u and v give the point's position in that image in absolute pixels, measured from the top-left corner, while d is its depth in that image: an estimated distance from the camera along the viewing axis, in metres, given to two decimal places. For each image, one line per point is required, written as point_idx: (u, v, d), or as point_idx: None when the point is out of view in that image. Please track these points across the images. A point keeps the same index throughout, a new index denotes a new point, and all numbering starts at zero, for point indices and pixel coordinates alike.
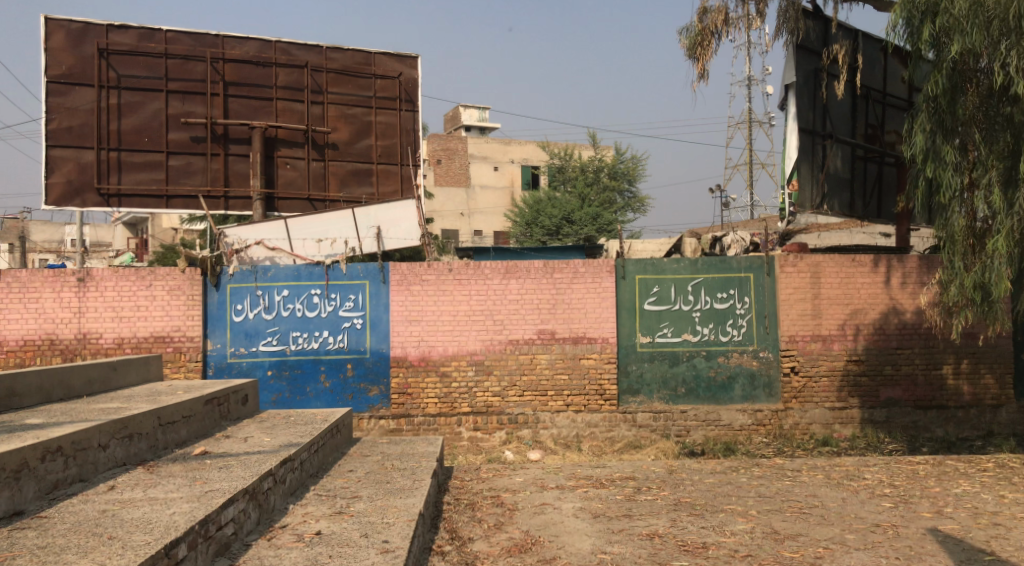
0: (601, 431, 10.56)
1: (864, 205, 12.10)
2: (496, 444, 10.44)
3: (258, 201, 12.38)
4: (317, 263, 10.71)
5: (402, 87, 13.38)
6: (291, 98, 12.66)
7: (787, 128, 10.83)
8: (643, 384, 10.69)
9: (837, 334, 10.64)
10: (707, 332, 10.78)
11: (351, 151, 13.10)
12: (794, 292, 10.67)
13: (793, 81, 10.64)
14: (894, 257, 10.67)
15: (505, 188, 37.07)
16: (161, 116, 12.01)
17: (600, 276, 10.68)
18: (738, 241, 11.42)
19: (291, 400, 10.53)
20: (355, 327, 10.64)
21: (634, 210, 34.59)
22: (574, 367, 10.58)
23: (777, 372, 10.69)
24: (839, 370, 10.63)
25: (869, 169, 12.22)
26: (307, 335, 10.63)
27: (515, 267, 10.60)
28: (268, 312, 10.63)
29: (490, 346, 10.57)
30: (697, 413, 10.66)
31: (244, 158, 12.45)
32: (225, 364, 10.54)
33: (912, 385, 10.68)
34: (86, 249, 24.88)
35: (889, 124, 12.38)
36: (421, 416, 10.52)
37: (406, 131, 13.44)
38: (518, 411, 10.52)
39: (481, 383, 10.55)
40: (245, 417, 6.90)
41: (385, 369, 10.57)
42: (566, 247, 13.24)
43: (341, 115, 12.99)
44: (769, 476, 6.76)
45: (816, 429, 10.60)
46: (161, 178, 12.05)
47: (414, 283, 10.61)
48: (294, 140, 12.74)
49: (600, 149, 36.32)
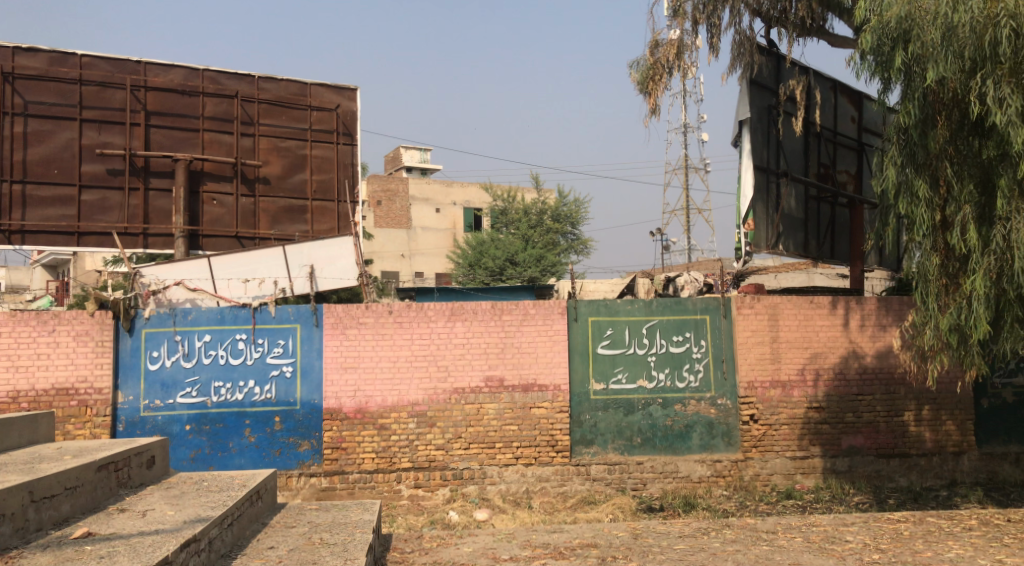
0: (553, 485, 9.84)
1: (818, 245, 11.79)
2: (438, 502, 9.61)
3: (180, 239, 11.42)
4: (243, 305, 9.79)
5: (340, 119, 12.67)
6: (219, 130, 11.82)
7: (742, 166, 10.44)
8: (597, 435, 10.01)
9: (796, 379, 10.18)
10: (663, 378, 10.20)
11: (283, 186, 12.28)
12: (752, 335, 10.18)
13: (747, 117, 10.24)
14: (852, 299, 10.32)
15: (447, 230, 36.42)
16: (73, 146, 11.03)
17: (550, 319, 10.03)
18: (692, 281, 10.93)
19: (212, 458, 9.52)
20: (285, 376, 9.72)
21: (576, 253, 34.07)
22: (523, 418, 9.85)
23: (735, 421, 10.15)
24: (800, 418, 10.14)
25: (822, 209, 11.94)
26: (230, 385, 9.67)
27: (461, 308, 9.89)
28: (188, 359, 9.65)
29: (432, 395, 9.78)
30: (653, 464, 10.04)
31: (166, 193, 11.52)
32: (137, 418, 9.48)
33: (874, 433, 10.25)
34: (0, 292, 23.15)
35: (841, 163, 12.17)
36: (357, 473, 9.62)
37: (343, 165, 12.69)
38: (463, 465, 9.73)
39: (423, 436, 9.72)
40: (151, 483, 5.92)
41: (317, 422, 9.66)
42: (515, 288, 12.65)
43: (273, 147, 12.19)
44: (744, 541, 6.13)
45: (777, 480, 10.06)
46: (72, 214, 11.02)
47: (350, 327, 9.78)
48: (222, 174, 11.88)
49: (542, 191, 36.08)
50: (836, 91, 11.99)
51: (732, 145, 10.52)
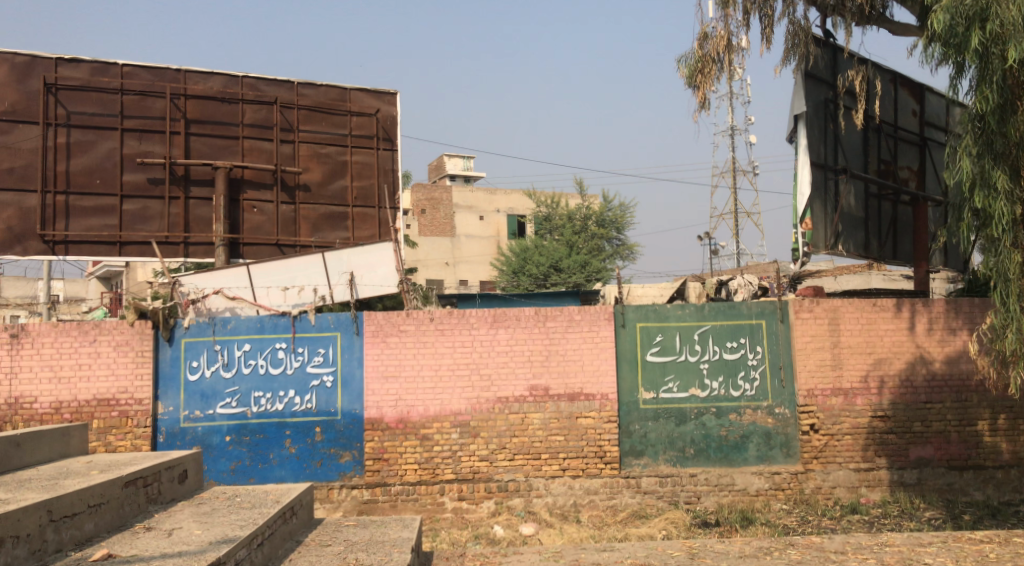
0: (602, 499, 9.43)
1: (879, 245, 11.20)
2: (483, 515, 9.28)
3: (221, 247, 11.33)
4: (282, 313, 9.61)
5: (380, 124, 12.49)
6: (258, 137, 11.72)
7: (798, 162, 9.93)
8: (647, 446, 9.58)
9: (859, 387, 9.62)
10: (716, 386, 9.73)
11: (324, 193, 12.13)
12: (811, 340, 9.65)
13: (803, 111, 9.75)
14: (918, 301, 9.73)
15: (491, 238, 36.20)
16: (115, 156, 11.02)
17: (596, 324, 9.65)
18: (746, 285, 10.48)
19: (252, 469, 9.33)
20: (325, 385, 9.51)
21: (623, 258, 33.51)
22: (570, 428, 9.47)
23: (794, 431, 9.63)
24: (864, 428, 9.57)
25: (883, 207, 11.34)
26: (270, 395, 9.48)
27: (504, 315, 9.57)
28: (228, 369, 9.49)
29: (475, 405, 9.46)
30: (707, 477, 9.56)
31: (207, 201, 11.45)
32: (178, 429, 9.34)
33: (944, 443, 9.62)
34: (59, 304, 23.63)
35: (902, 159, 11.55)
36: (399, 486, 9.34)
37: (384, 171, 12.50)
38: (508, 477, 9.38)
39: (466, 447, 9.40)
40: (181, 498, 5.66)
41: (358, 433, 9.41)
42: (559, 293, 12.30)
43: (313, 154, 12.06)
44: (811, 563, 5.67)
45: (841, 494, 9.49)
46: (114, 223, 11.00)
47: (391, 335, 9.53)
48: (262, 181, 11.76)
49: (586, 196, 35.62)
50: (896, 84, 11.41)
51: (786, 141, 10.02)
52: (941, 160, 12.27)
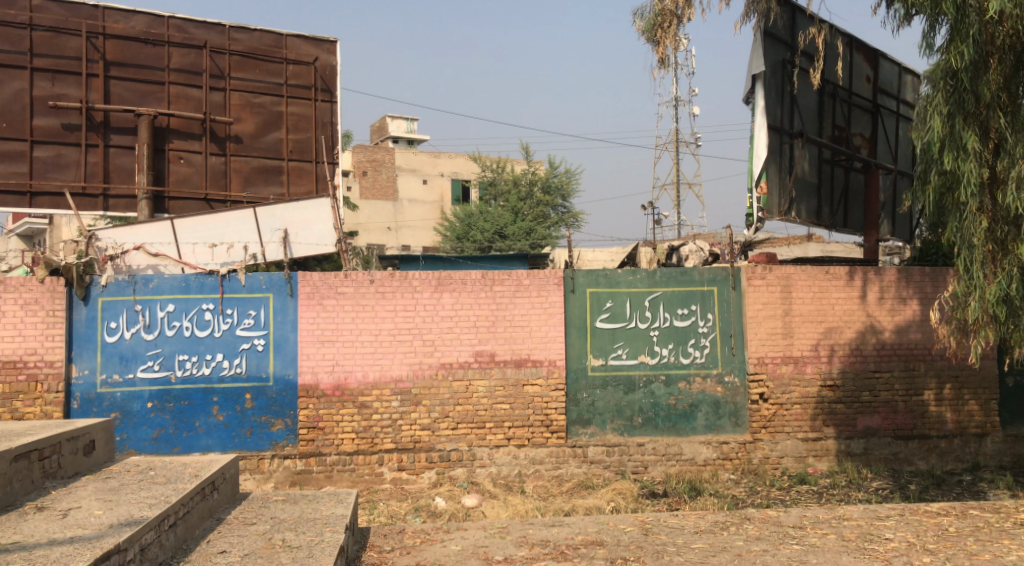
0: (548, 469, 9.11)
1: (831, 212, 11.04)
2: (424, 486, 8.87)
3: (143, 200, 10.53)
4: (210, 272, 8.93)
5: (318, 74, 11.76)
6: (186, 83, 10.87)
7: (755, 124, 9.62)
8: (595, 414, 9.28)
9: (810, 355, 9.47)
10: (666, 354, 9.46)
11: (257, 145, 11.38)
12: (763, 308, 9.43)
13: (761, 71, 9.44)
14: (871, 270, 9.60)
15: (435, 203, 35.51)
16: (24, 98, 10.08)
17: (546, 289, 9.25)
18: (696, 251, 10.17)
19: (176, 438, 8.71)
20: (256, 349, 8.90)
21: (568, 225, 32.97)
22: (516, 396, 9.09)
23: (743, 400, 9.44)
24: (813, 397, 9.44)
25: (836, 174, 11.17)
26: (196, 359, 8.84)
27: (448, 278, 9.09)
28: (149, 331, 8.80)
29: (417, 371, 9.00)
30: (655, 446, 9.31)
31: (129, 151, 10.59)
32: (94, 395, 8.64)
33: (891, 413, 9.57)
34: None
35: (855, 126, 11.38)
36: (335, 455, 8.85)
37: (321, 124, 11.80)
38: (450, 447, 8.98)
39: (407, 415, 8.95)
40: (87, 472, 5.06)
41: (292, 400, 8.86)
42: (507, 257, 11.87)
43: (245, 103, 11.27)
44: (770, 538, 5.43)
45: (788, 464, 9.37)
46: (23, 172, 10.11)
47: (327, 297, 8.95)
48: (190, 131, 10.94)
49: (532, 162, 35.09)
50: (852, 48, 11.20)
51: (743, 102, 9.71)
52: (892, 128, 12.16)
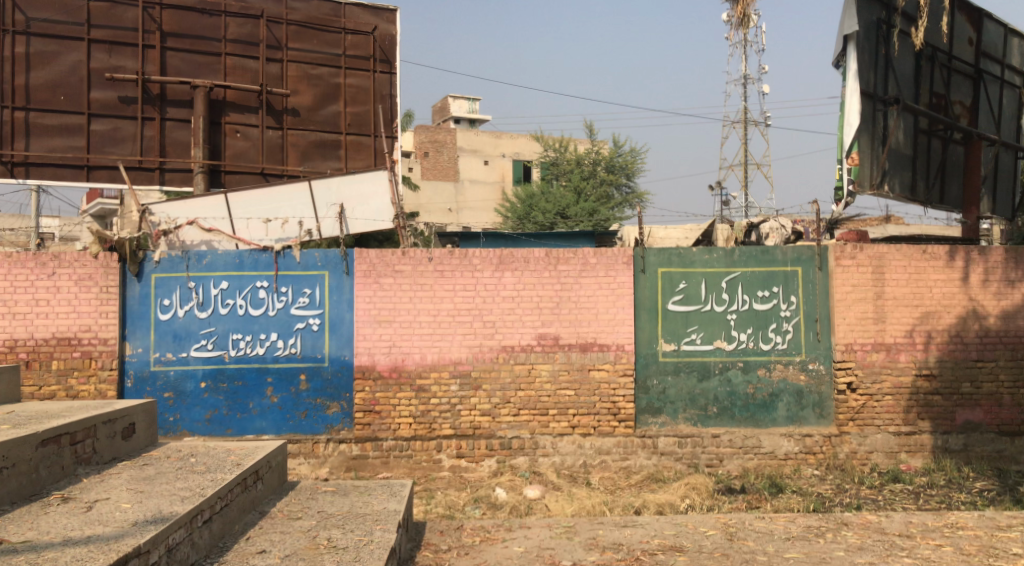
0: (615, 459, 8.54)
1: (927, 187, 10.12)
2: (484, 475, 8.43)
3: (199, 175, 10.30)
4: (264, 249, 8.60)
5: (377, 44, 11.32)
6: (243, 54, 10.58)
7: (846, 90, 8.80)
8: (666, 403, 8.68)
9: (904, 342, 8.66)
10: (744, 339, 8.77)
11: (314, 118, 11.02)
12: (852, 290, 8.65)
13: (853, 31, 8.61)
14: (974, 249, 8.71)
15: (496, 183, 35.03)
16: (81, 70, 9.91)
17: (614, 269, 8.65)
18: (778, 229, 9.39)
19: (230, 419, 8.43)
20: (311, 329, 8.55)
21: (632, 206, 32.10)
22: (581, 381, 8.54)
23: (829, 390, 8.70)
24: (907, 388, 8.64)
25: (933, 145, 10.23)
26: (250, 338, 8.54)
27: (510, 256, 8.57)
28: (203, 309, 8.53)
29: (477, 354, 8.52)
30: (732, 438, 8.66)
31: (185, 124, 10.36)
32: (148, 373, 8.42)
33: (995, 407, 8.71)
34: (52, 236, 22.87)
35: (954, 93, 10.40)
36: (392, 440, 8.46)
37: (380, 96, 11.37)
38: (512, 434, 8.50)
39: (466, 400, 8.49)
40: (125, 457, 4.73)
41: (347, 382, 8.50)
42: (572, 236, 11.30)
43: (303, 76, 10.92)
44: (876, 549, 4.79)
45: (878, 460, 8.60)
46: (80, 145, 9.95)
47: (384, 275, 8.54)
48: (246, 104, 10.66)
49: (596, 141, 34.23)
50: (953, 7, 10.21)
51: (832, 67, 8.88)
52: (995, 96, 11.10)
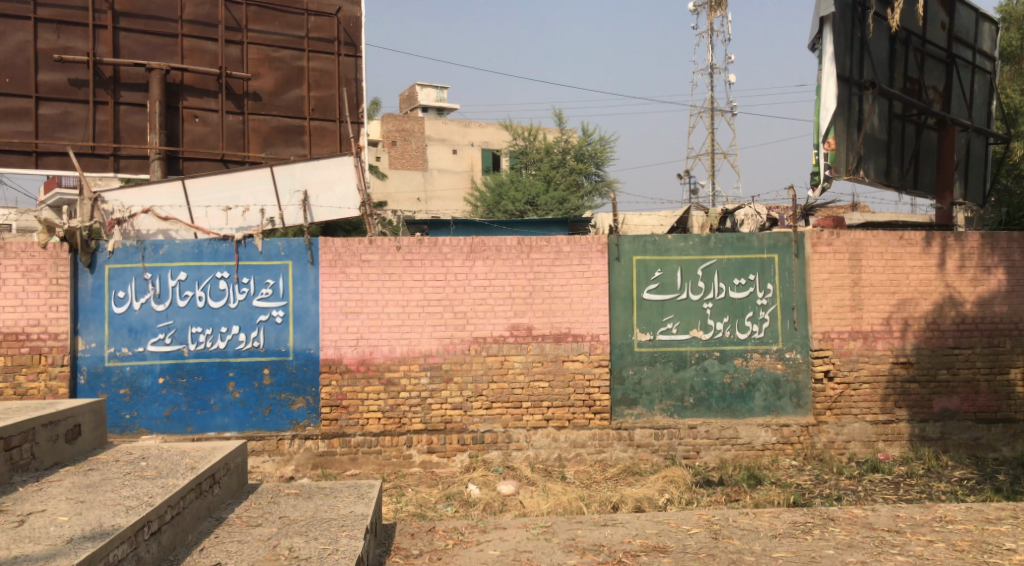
0: (590, 452, 8.33)
1: (902, 173, 10.03)
2: (456, 470, 8.17)
3: (156, 161, 9.85)
4: (224, 238, 8.22)
5: (341, 26, 10.93)
6: (200, 36, 10.14)
7: (822, 73, 8.63)
8: (642, 394, 8.48)
9: (881, 330, 8.55)
10: (721, 328, 8.59)
11: (277, 103, 10.62)
12: (829, 278, 8.51)
13: (830, 13, 8.44)
14: (951, 235, 8.62)
15: (465, 173, 34.67)
16: (28, 51, 9.41)
17: (588, 257, 8.41)
18: (753, 216, 9.22)
19: (190, 416, 8.07)
20: (274, 321, 8.20)
21: (602, 195, 31.95)
22: (555, 373, 8.31)
23: (806, 378, 8.57)
24: (884, 376, 8.54)
25: (907, 130, 10.13)
26: (210, 332, 8.16)
27: (481, 245, 8.29)
28: (160, 302, 8.13)
29: (448, 346, 8.25)
30: (709, 429, 8.49)
31: (140, 109, 9.90)
32: (102, 369, 8.01)
33: (971, 394, 8.65)
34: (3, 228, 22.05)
35: (928, 78, 10.30)
36: (360, 436, 8.16)
37: (345, 80, 10.99)
38: (484, 428, 8.25)
39: (437, 393, 8.22)
40: (69, 461, 4.40)
41: (313, 376, 8.17)
42: (544, 223, 11.06)
43: (264, 58, 10.50)
44: (866, 547, 4.64)
45: (856, 449, 8.50)
46: (28, 130, 9.46)
47: (351, 265, 8.21)
48: (204, 87, 10.22)
49: (565, 130, 33.98)
50: None
51: (808, 49, 8.70)
52: (968, 81, 11.03)
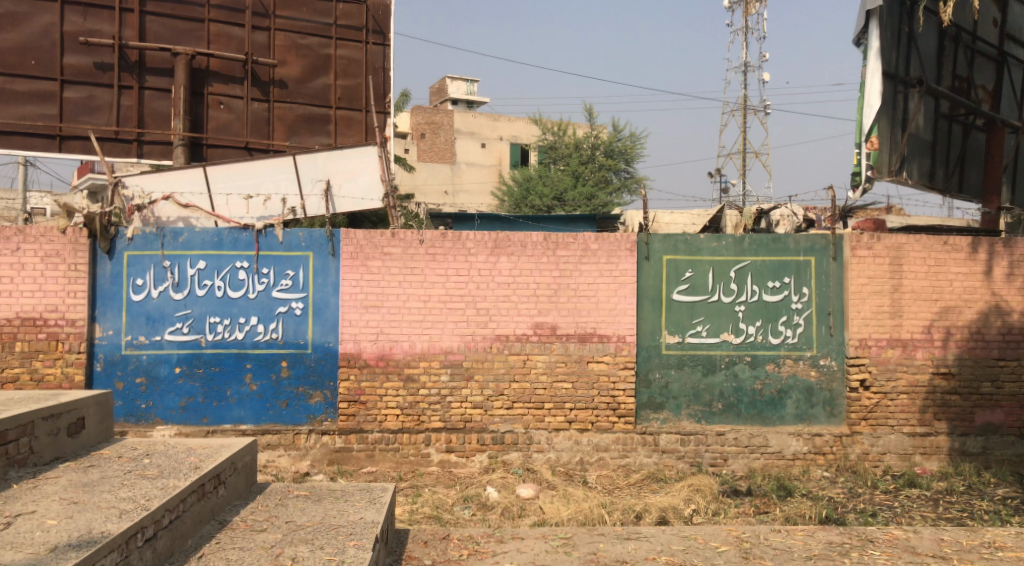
0: (613, 457, 8.07)
1: (946, 175, 9.60)
2: (474, 472, 7.95)
3: (179, 147, 9.73)
4: (244, 227, 8.05)
5: (370, 14, 10.72)
6: (227, 21, 9.99)
7: (867, 69, 8.26)
8: (669, 398, 8.20)
9: (921, 338, 8.18)
10: (753, 332, 8.27)
11: (303, 90, 10.44)
12: (868, 283, 8.15)
13: (877, 6, 8.06)
14: (999, 241, 8.22)
15: (493, 167, 34.45)
16: (54, 34, 9.33)
17: (617, 255, 8.13)
18: (789, 217, 8.88)
19: (206, 408, 7.92)
20: (293, 313, 8.03)
21: (631, 192, 31.56)
22: (579, 374, 8.05)
23: (841, 387, 8.23)
24: (923, 386, 8.18)
25: (953, 131, 9.70)
26: (228, 322, 8.01)
27: (507, 240, 8.05)
28: (178, 290, 7.99)
29: (470, 343, 8.02)
30: (737, 436, 8.18)
31: (165, 94, 9.78)
32: (119, 357, 7.89)
33: (1016, 408, 8.25)
34: None
35: (977, 76, 9.86)
36: (378, 434, 7.97)
37: (372, 68, 10.78)
38: (505, 429, 8.02)
39: (457, 392, 8.00)
40: (70, 456, 4.21)
41: (331, 370, 7.99)
42: (572, 219, 10.79)
43: (291, 45, 10.33)
44: None
45: (891, 462, 8.14)
46: (52, 113, 9.37)
47: (373, 258, 8.01)
48: (230, 73, 10.08)
49: (595, 125, 33.58)
50: None
51: (853, 44, 8.34)
52: (1018, 81, 10.56)
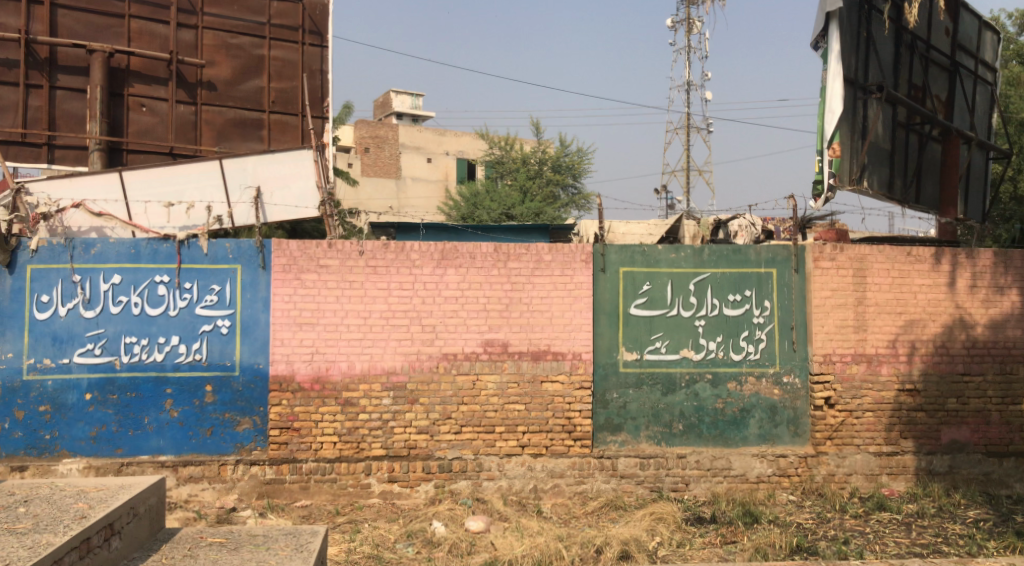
0: (569, 483, 7.53)
1: (904, 185, 9.39)
2: (420, 503, 7.32)
3: (95, 152, 8.96)
4: (164, 238, 7.31)
5: (307, 13, 10.06)
6: (150, 17, 9.26)
7: (828, 73, 7.97)
8: (627, 419, 7.71)
9: (886, 353, 7.86)
10: (714, 348, 7.84)
11: (233, 93, 9.74)
12: (831, 295, 7.81)
13: (837, 8, 7.78)
14: (962, 252, 7.97)
15: (439, 181, 33.88)
16: None
17: (571, 267, 7.63)
18: (748, 227, 8.54)
19: (120, 438, 7.13)
20: (219, 332, 7.31)
21: (578, 207, 31.32)
22: (533, 395, 7.51)
23: (805, 405, 7.85)
24: (888, 403, 7.85)
25: (910, 140, 9.50)
26: (146, 342, 7.25)
27: (454, 251, 7.49)
28: (89, 307, 7.20)
29: (414, 363, 7.41)
30: (699, 459, 7.73)
31: (79, 95, 9.00)
32: (20, 383, 7.05)
33: (982, 425, 7.99)
34: None
35: (932, 86, 9.70)
36: (313, 463, 7.29)
37: (309, 71, 10.13)
38: (453, 455, 7.42)
39: (401, 416, 7.37)
40: None
41: (261, 395, 7.28)
42: (523, 231, 10.27)
43: (220, 44, 9.62)
44: None
45: (858, 483, 7.78)
46: None
47: (307, 271, 7.35)
48: (153, 73, 9.33)
49: (542, 140, 33.29)
50: None
51: (812, 47, 8.05)
52: (970, 91, 10.46)
